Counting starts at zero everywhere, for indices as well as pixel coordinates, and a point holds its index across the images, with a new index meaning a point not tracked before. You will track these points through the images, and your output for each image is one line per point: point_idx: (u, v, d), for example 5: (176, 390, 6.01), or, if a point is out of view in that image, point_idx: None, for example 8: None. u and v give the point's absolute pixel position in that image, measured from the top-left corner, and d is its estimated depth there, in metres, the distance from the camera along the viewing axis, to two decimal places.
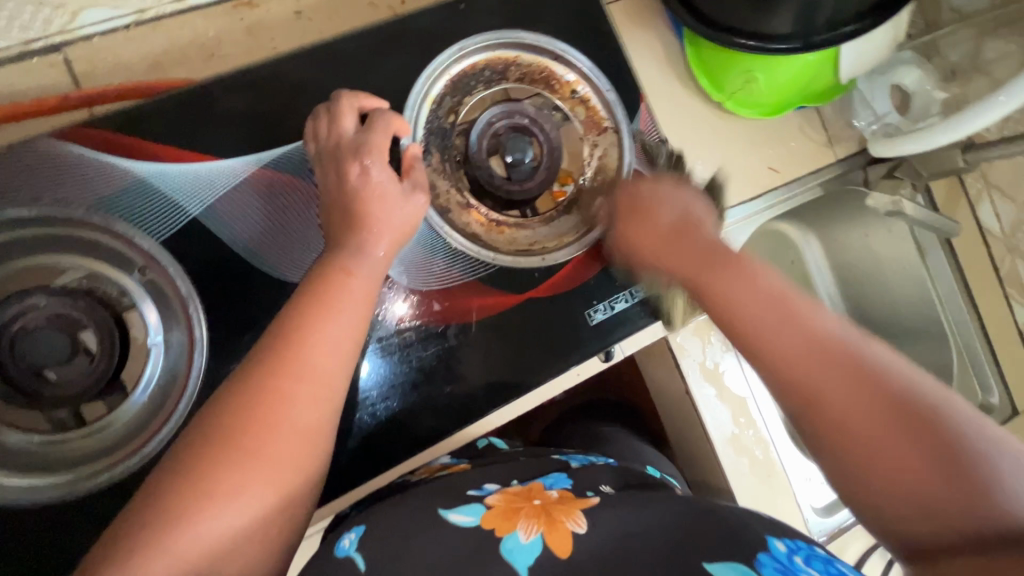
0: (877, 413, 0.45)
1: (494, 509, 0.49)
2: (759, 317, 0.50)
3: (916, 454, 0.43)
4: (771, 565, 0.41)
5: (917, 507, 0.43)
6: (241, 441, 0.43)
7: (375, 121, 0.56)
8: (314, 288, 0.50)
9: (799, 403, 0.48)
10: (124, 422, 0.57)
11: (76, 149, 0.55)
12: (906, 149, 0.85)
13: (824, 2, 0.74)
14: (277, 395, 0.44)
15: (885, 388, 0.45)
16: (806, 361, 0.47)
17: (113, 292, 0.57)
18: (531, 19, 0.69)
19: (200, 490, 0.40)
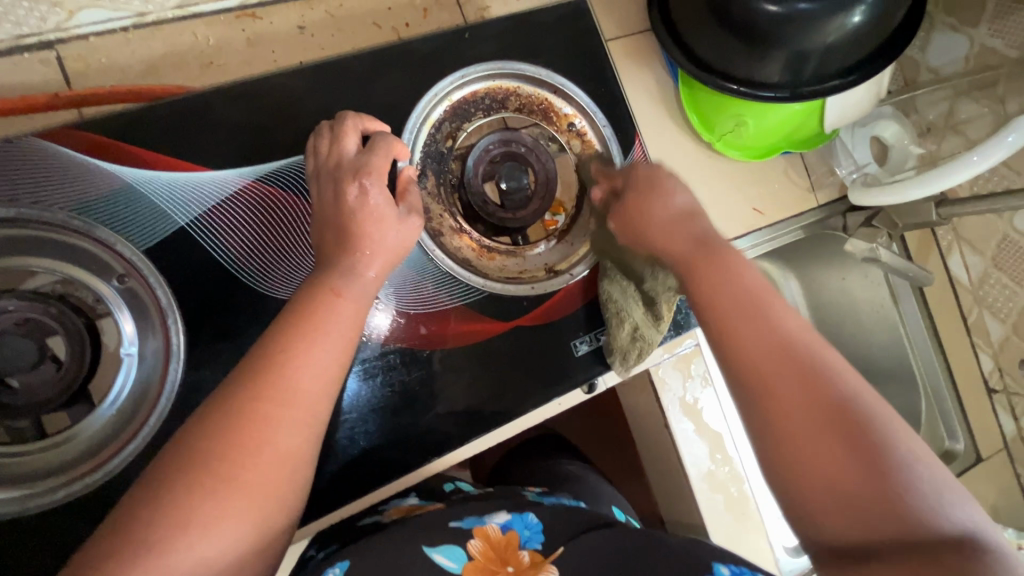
0: (815, 399, 0.43)
1: (474, 562, 0.50)
2: (727, 317, 0.49)
3: (854, 473, 0.40)
4: None
5: (845, 517, 0.40)
6: (221, 468, 0.40)
7: (374, 142, 0.56)
8: (302, 308, 0.49)
9: (755, 386, 0.45)
10: (89, 435, 0.54)
11: (63, 151, 0.54)
12: (882, 200, 0.89)
13: (812, 55, 0.77)
14: (259, 418, 0.43)
15: (831, 388, 0.43)
16: (762, 357, 0.46)
17: (89, 299, 0.55)
18: (533, 52, 0.70)
19: (175, 519, 0.38)
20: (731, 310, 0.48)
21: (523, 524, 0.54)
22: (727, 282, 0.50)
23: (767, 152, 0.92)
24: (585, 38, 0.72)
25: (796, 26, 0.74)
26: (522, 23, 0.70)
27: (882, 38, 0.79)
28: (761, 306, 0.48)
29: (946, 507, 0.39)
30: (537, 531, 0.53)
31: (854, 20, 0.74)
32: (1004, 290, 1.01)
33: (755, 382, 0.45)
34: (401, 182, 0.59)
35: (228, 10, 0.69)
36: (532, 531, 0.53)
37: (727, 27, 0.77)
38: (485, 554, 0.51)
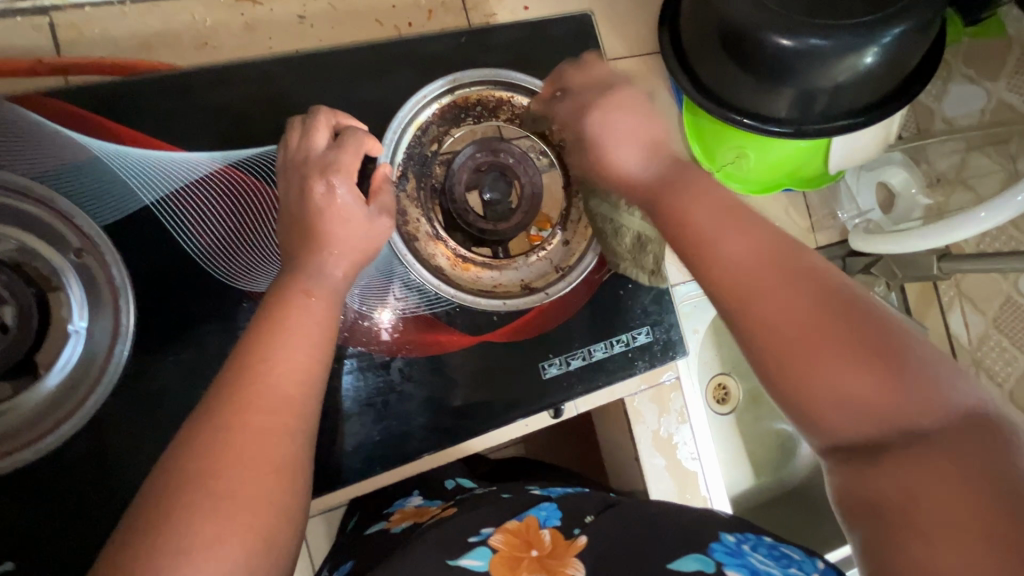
0: (804, 305, 0.40)
1: (500, 554, 0.49)
2: (706, 240, 0.44)
3: (855, 365, 0.39)
4: (721, 550, 0.47)
5: (856, 413, 0.39)
6: (208, 484, 0.37)
7: (343, 138, 0.54)
8: (274, 308, 0.47)
9: (730, 304, 0.43)
10: (28, 410, 0.52)
11: (34, 118, 0.52)
12: (886, 249, 0.86)
13: (820, 94, 0.75)
14: (239, 428, 0.40)
15: (819, 293, 0.41)
16: (746, 275, 0.42)
17: (44, 270, 0.53)
18: (532, 64, 0.68)
19: (166, 548, 0.35)
20: (713, 251, 0.44)
21: (539, 508, 0.55)
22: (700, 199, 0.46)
23: (772, 186, 0.90)
24: (587, 54, 0.70)
25: (804, 63, 0.71)
26: (523, 34, 0.68)
27: (894, 83, 0.77)
28: (734, 212, 0.45)
29: (931, 363, 0.39)
30: (553, 511, 0.55)
31: (867, 61, 0.71)
32: (1002, 356, 0.96)
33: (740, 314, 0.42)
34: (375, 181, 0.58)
35: None
36: (548, 514, 0.54)
37: (734, 57, 0.75)
38: (510, 542, 0.50)
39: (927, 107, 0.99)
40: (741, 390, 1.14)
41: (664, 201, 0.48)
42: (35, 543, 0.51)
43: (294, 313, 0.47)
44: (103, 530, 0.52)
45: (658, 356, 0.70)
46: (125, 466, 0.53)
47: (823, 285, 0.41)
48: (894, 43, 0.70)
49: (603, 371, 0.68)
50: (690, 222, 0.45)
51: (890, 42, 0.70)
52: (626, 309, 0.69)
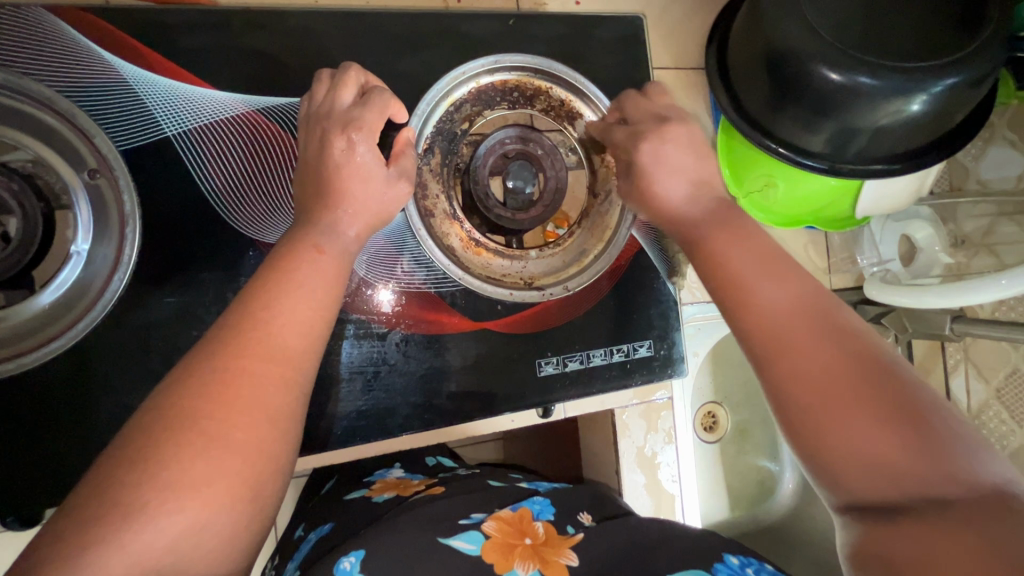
0: (836, 356, 0.40)
1: (493, 539, 0.50)
2: (744, 287, 0.45)
3: (880, 425, 0.37)
4: (724, 571, 0.46)
5: (873, 471, 0.36)
6: (199, 425, 0.38)
7: (368, 97, 0.54)
8: (287, 259, 0.47)
9: (763, 351, 0.42)
10: (17, 322, 0.51)
11: (69, 31, 0.52)
12: (900, 302, 0.85)
13: (859, 133, 0.74)
14: (240, 375, 0.40)
15: (852, 349, 0.40)
16: (781, 317, 0.42)
17: (56, 186, 0.53)
18: (575, 57, 0.67)
19: (155, 480, 0.35)
20: (751, 287, 0.44)
21: (532, 503, 0.58)
22: (744, 244, 0.48)
23: (793, 221, 0.89)
24: (632, 56, 0.69)
25: (850, 99, 0.70)
26: (572, 27, 0.67)
27: (936, 135, 0.76)
28: (773, 264, 0.45)
29: (960, 438, 0.36)
30: (546, 505, 0.57)
31: (913, 108, 0.70)
32: (998, 427, 0.94)
33: (763, 353, 0.42)
34: (398, 143, 0.57)
35: None
36: (541, 508, 0.57)
37: (779, 84, 0.74)
38: (503, 530, 0.52)
39: (963, 166, 0.96)
40: (730, 421, 1.13)
41: (711, 245, 0.49)
42: (3, 457, 0.50)
43: (307, 270, 0.47)
44: (73, 456, 0.51)
45: (657, 371, 0.69)
46: (105, 394, 0.52)
47: (861, 343, 0.40)
48: (944, 93, 0.69)
49: (596, 378, 0.67)
50: (737, 267, 0.46)
51: (941, 92, 0.69)
52: (630, 318, 0.68)
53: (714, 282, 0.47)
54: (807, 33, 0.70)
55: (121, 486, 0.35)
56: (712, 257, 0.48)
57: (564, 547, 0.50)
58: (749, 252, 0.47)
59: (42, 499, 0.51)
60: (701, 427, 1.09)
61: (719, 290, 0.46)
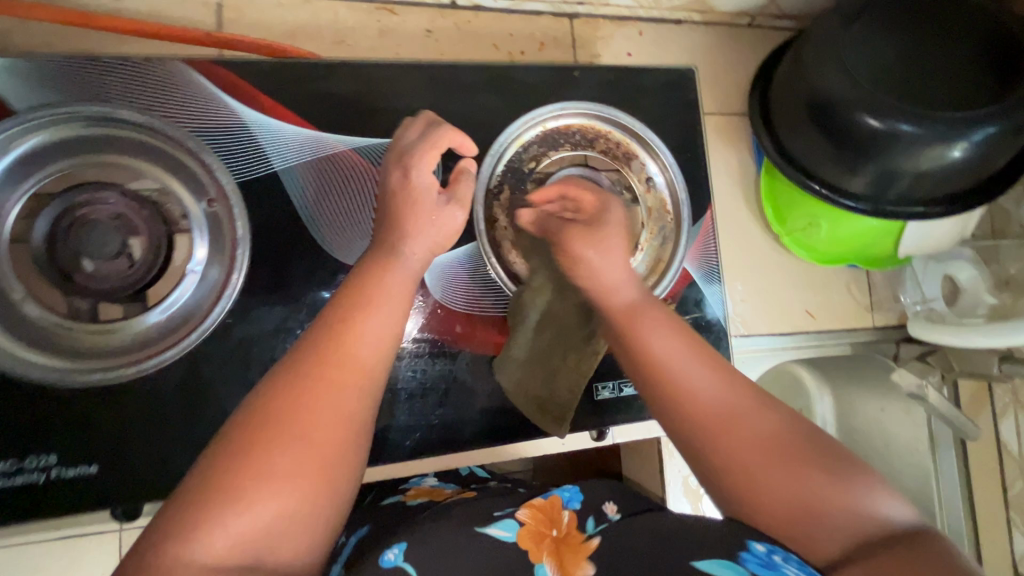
0: (762, 428, 0.46)
1: (527, 526, 0.49)
2: (674, 377, 0.49)
3: (808, 484, 0.44)
4: (753, 561, 0.40)
5: (816, 527, 0.43)
6: (299, 424, 0.42)
7: (432, 133, 0.58)
8: (372, 272, 0.51)
9: (706, 435, 0.46)
10: (135, 333, 0.58)
11: (200, 80, 0.60)
12: (947, 341, 0.86)
13: (901, 176, 0.77)
14: (330, 385, 0.44)
15: (770, 418, 0.46)
16: (706, 403, 0.47)
17: (176, 212, 0.60)
18: (631, 103, 0.72)
19: (266, 470, 0.40)
20: (673, 381, 0.49)
21: (562, 489, 0.55)
22: (666, 324, 0.52)
23: (837, 259, 0.92)
24: (684, 103, 0.74)
25: (892, 145, 0.75)
26: (630, 77, 0.73)
27: (979, 179, 0.78)
28: (696, 346, 0.51)
29: (867, 483, 0.44)
30: (576, 494, 0.55)
31: (953, 153, 0.74)
32: None
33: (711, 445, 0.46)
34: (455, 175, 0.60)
35: (371, 2, 0.78)
36: (570, 495, 0.54)
37: (825, 129, 0.79)
38: (536, 518, 0.50)
39: (1005, 209, 0.96)
40: None
41: (637, 333, 0.52)
42: (114, 455, 0.55)
43: (382, 284, 0.51)
44: (179, 453, 0.56)
45: None
46: (204, 399, 0.57)
47: (776, 414, 0.47)
48: (985, 140, 0.73)
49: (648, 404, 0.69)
50: (669, 354, 0.50)
51: (980, 140, 0.73)
52: None
53: (644, 376, 0.51)
54: (850, 83, 0.75)
55: (232, 474, 0.39)
56: (641, 348, 0.51)
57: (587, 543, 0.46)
58: (677, 335, 0.51)
59: (145, 493, 0.55)
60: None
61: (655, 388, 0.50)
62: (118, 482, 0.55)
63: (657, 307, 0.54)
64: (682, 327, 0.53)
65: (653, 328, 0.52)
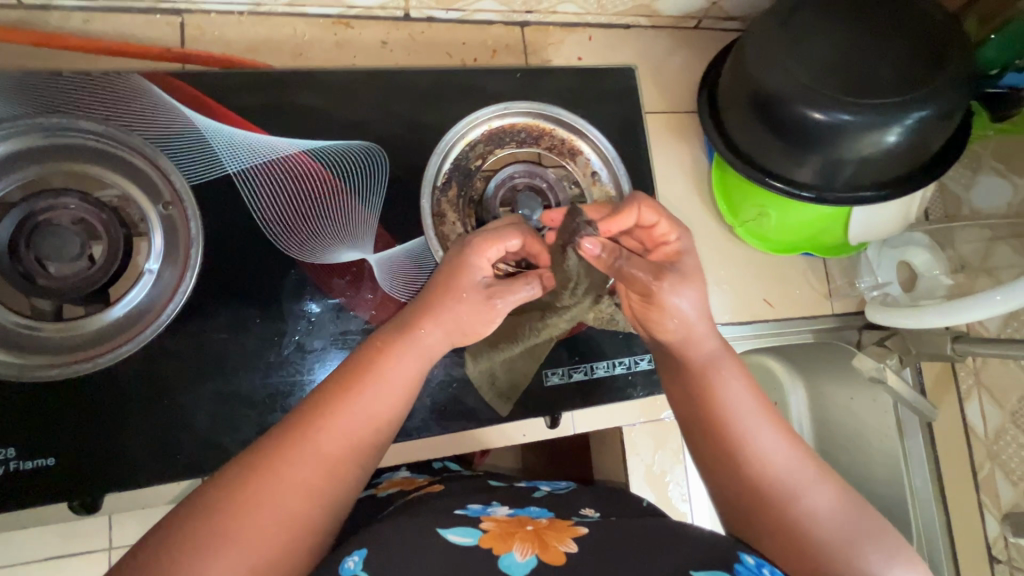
0: (823, 499, 0.51)
1: (492, 533, 0.50)
2: (746, 437, 0.54)
3: (852, 555, 0.48)
4: (745, 571, 0.47)
5: None
6: (279, 481, 0.44)
7: (491, 227, 0.59)
8: (387, 343, 0.54)
9: (767, 495, 0.52)
10: (93, 329, 0.60)
11: (155, 90, 0.63)
12: (904, 324, 0.87)
13: (844, 164, 0.80)
14: (322, 453, 0.47)
15: (828, 490, 0.52)
16: (770, 467, 0.53)
17: (135, 217, 0.63)
18: (572, 103, 0.76)
19: (234, 527, 0.42)
20: (718, 428, 0.55)
21: (529, 510, 0.59)
22: (751, 390, 0.57)
23: (790, 248, 0.94)
24: (625, 102, 0.78)
25: (829, 133, 0.78)
26: (571, 77, 0.77)
27: (918, 162, 0.81)
28: (778, 419, 0.56)
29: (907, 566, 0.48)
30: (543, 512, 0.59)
31: (889, 139, 0.77)
32: (1017, 453, 0.92)
33: (769, 504, 0.52)
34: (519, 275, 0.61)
35: (328, 17, 0.82)
36: (539, 512, 0.59)
37: (767, 122, 0.82)
38: (502, 527, 0.52)
39: (955, 194, 0.98)
40: None
41: (711, 387, 0.57)
42: (73, 448, 0.57)
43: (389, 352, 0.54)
44: (135, 445, 0.59)
45: (655, 385, 0.76)
46: (161, 392, 0.60)
47: (833, 489, 0.52)
48: (917, 125, 0.76)
49: (597, 390, 0.74)
50: (739, 411, 0.55)
51: (914, 123, 0.76)
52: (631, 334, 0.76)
53: (716, 428, 0.56)
54: (786, 77, 0.78)
55: (196, 523, 0.41)
56: (711, 402, 0.57)
57: (565, 536, 0.50)
58: (752, 396, 0.56)
59: (104, 484, 0.58)
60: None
61: (720, 440, 0.55)
62: (75, 474, 0.57)
63: (741, 368, 0.58)
64: (753, 385, 0.57)
65: (727, 391, 0.56)
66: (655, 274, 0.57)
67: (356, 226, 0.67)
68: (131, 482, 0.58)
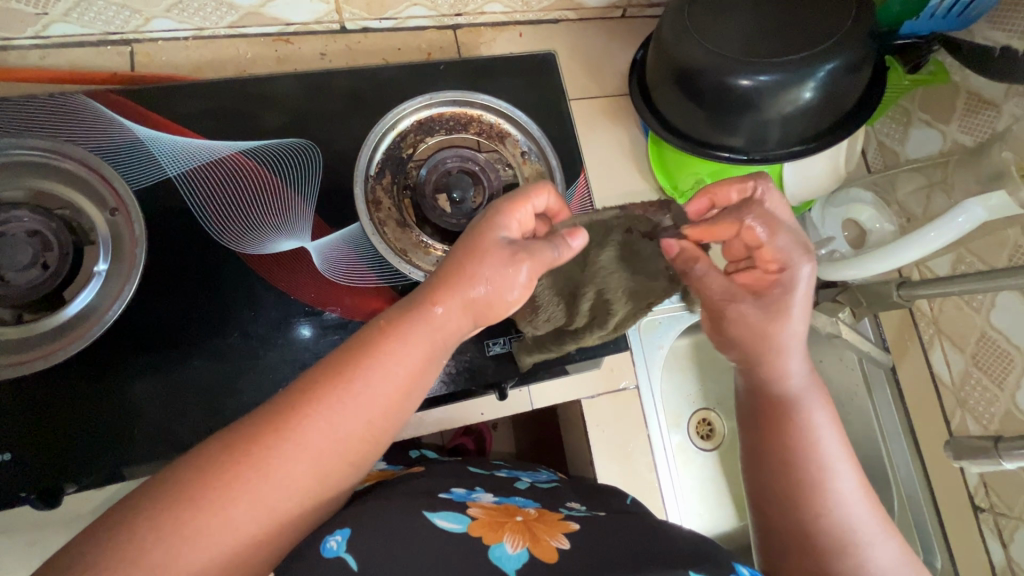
0: (880, 553, 0.53)
1: (481, 521, 0.52)
2: (820, 478, 0.56)
3: None
4: None
5: None
6: (265, 476, 0.44)
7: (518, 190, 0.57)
8: (395, 323, 0.50)
9: (828, 540, 0.54)
10: (48, 331, 0.63)
11: (97, 107, 0.68)
12: (847, 275, 0.88)
13: (768, 124, 0.83)
14: (315, 448, 0.46)
15: (885, 545, 0.54)
16: (839, 512, 0.54)
17: (86, 225, 0.67)
18: (497, 90, 0.81)
19: (201, 519, 0.41)
20: (806, 457, 0.57)
21: (514, 500, 0.61)
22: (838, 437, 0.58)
23: None
24: (549, 86, 0.83)
25: (747, 96, 0.80)
26: (494, 67, 0.81)
27: (838, 115, 0.84)
28: (853, 467, 0.57)
29: None
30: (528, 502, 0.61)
31: (805, 95, 0.80)
32: (984, 396, 0.90)
33: (826, 548, 0.54)
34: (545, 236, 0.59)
35: (268, 35, 0.88)
36: (524, 502, 0.62)
37: (688, 92, 0.85)
38: (491, 516, 0.54)
39: (892, 149, 1.01)
40: (727, 426, 1.10)
41: (796, 426, 0.58)
42: (34, 442, 0.60)
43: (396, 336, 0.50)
44: (89, 439, 0.61)
45: (601, 348, 0.79)
46: (116, 384, 0.63)
47: (892, 546, 0.54)
48: (827, 78, 0.78)
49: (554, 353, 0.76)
50: (821, 454, 0.56)
51: (825, 77, 0.78)
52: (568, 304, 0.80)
53: (795, 463, 0.57)
54: (698, 47, 0.82)
55: (160, 506, 0.41)
56: (789, 444, 0.58)
57: (556, 531, 0.52)
58: (838, 441, 0.58)
59: (64, 475, 0.60)
60: (673, 426, 1.06)
61: (795, 475, 0.57)
62: (35, 468, 0.60)
63: (824, 412, 0.59)
64: (839, 429, 0.59)
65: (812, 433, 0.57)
66: (800, 249, 0.58)
67: (295, 216, 0.71)
68: (89, 474, 0.61)
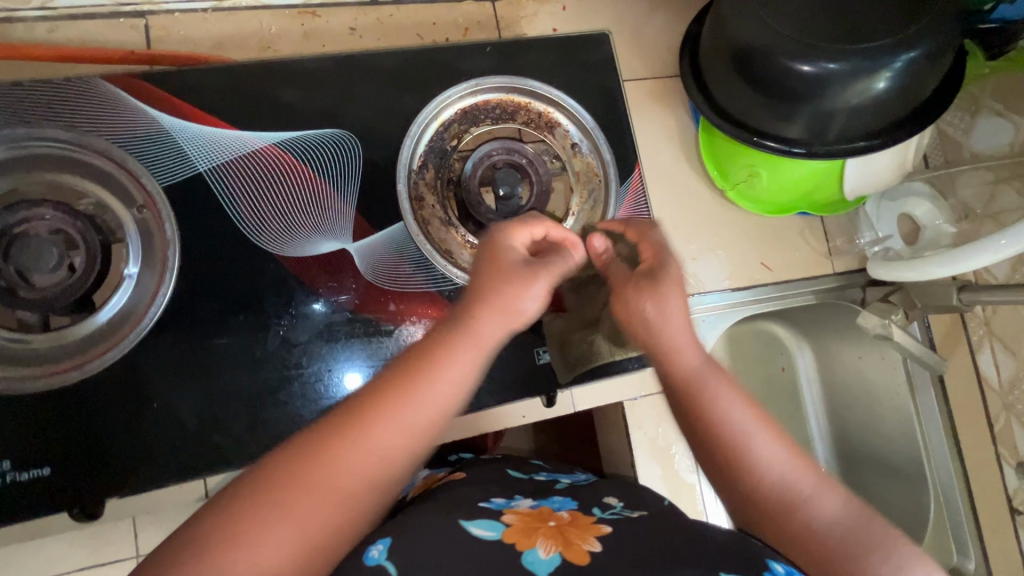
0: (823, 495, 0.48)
1: (514, 527, 0.49)
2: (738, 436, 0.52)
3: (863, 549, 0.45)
4: None
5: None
6: (282, 515, 0.38)
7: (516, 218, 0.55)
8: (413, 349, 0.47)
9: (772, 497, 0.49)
10: (80, 338, 0.60)
11: (119, 93, 0.63)
12: (906, 277, 0.84)
13: (834, 115, 0.76)
14: (333, 480, 0.41)
15: (822, 482, 0.49)
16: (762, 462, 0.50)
17: (112, 223, 0.62)
18: (548, 75, 0.75)
19: (223, 565, 0.36)
20: (721, 431, 0.52)
21: (552, 502, 0.56)
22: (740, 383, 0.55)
23: (787, 208, 0.92)
24: (603, 70, 0.76)
25: (814, 84, 0.74)
26: (545, 50, 0.75)
27: (910, 107, 0.77)
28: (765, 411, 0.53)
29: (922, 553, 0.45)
30: (567, 502, 0.56)
31: (879, 85, 0.73)
32: None
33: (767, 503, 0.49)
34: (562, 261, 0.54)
35: (294, 6, 0.80)
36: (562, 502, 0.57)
37: (749, 77, 0.77)
38: (525, 519, 0.50)
39: (955, 140, 0.95)
40: None
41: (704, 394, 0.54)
42: (71, 453, 0.58)
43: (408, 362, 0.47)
44: (128, 450, 0.59)
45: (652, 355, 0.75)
46: (152, 394, 0.60)
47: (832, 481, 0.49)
48: (906, 67, 0.72)
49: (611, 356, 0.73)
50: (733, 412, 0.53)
51: (903, 67, 0.72)
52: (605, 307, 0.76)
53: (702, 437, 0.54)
54: (766, 28, 0.74)
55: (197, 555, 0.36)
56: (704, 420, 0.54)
57: (589, 534, 0.48)
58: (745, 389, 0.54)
59: (102, 488, 0.58)
60: None
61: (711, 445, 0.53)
62: (72, 481, 0.58)
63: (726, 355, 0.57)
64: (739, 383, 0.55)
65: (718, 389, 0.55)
66: None
67: (334, 214, 0.66)
68: (127, 486, 0.58)
